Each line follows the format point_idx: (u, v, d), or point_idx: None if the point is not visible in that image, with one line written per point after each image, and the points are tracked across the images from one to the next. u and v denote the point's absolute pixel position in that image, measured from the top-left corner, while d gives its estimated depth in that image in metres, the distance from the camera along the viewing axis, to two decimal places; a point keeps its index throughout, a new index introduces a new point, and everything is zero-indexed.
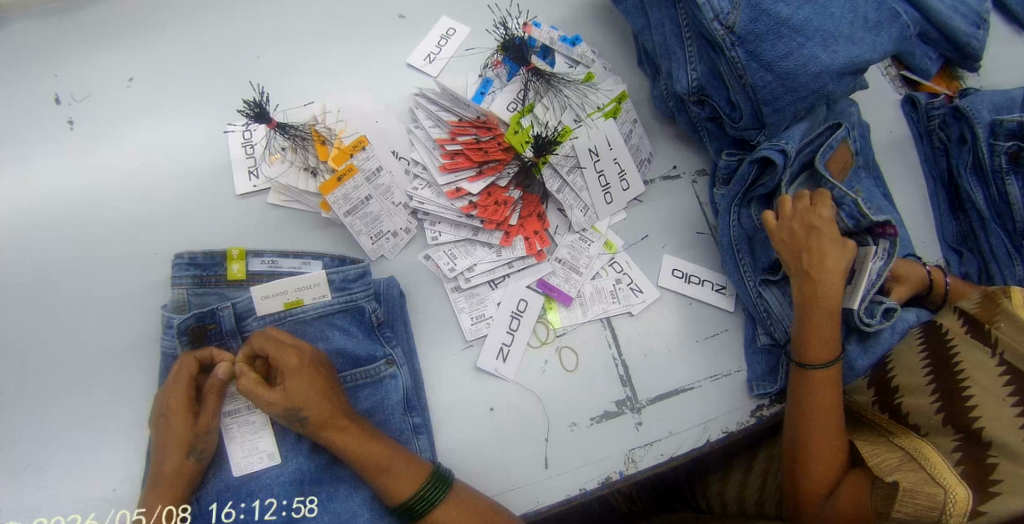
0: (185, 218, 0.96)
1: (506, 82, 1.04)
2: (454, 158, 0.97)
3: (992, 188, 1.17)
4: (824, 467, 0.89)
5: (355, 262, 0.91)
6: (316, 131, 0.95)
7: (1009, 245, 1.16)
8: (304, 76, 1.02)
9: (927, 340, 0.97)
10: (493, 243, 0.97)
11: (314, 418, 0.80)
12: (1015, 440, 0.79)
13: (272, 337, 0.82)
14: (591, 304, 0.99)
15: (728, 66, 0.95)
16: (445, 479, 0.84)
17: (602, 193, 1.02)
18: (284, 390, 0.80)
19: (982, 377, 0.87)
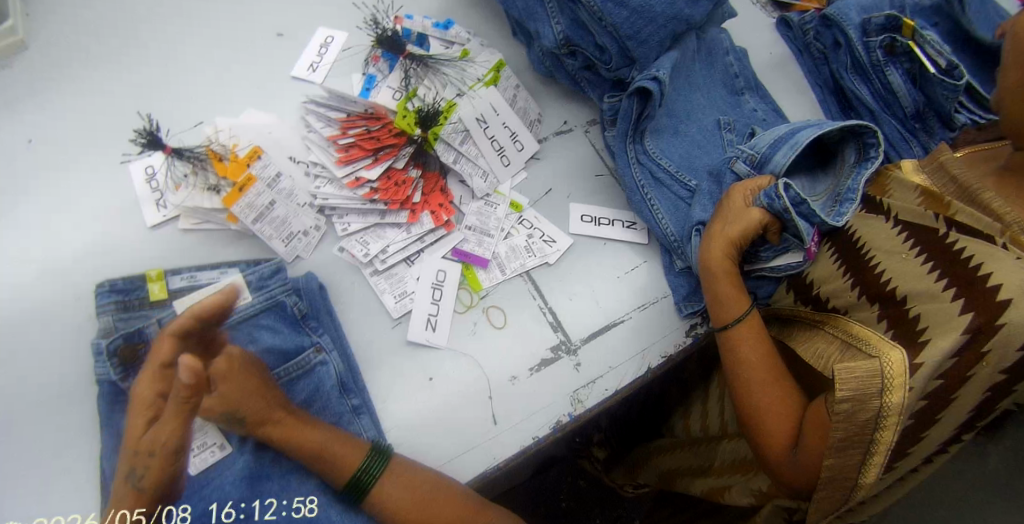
0: (107, 258, 1.01)
1: (388, 73, 1.09)
2: (348, 150, 1.01)
3: (877, 83, 1.23)
4: (779, 418, 0.86)
5: (270, 261, 0.95)
6: (211, 151, 0.99)
7: (902, 130, 1.22)
8: (195, 104, 1.06)
9: (832, 239, 0.99)
10: (401, 222, 1.01)
11: (257, 414, 0.84)
12: (928, 287, 0.82)
13: (201, 342, 0.85)
14: (509, 263, 1.03)
15: (589, 12, 0.99)
16: (384, 453, 0.87)
17: (499, 158, 1.06)
18: (220, 396, 0.83)
19: (886, 247, 0.90)
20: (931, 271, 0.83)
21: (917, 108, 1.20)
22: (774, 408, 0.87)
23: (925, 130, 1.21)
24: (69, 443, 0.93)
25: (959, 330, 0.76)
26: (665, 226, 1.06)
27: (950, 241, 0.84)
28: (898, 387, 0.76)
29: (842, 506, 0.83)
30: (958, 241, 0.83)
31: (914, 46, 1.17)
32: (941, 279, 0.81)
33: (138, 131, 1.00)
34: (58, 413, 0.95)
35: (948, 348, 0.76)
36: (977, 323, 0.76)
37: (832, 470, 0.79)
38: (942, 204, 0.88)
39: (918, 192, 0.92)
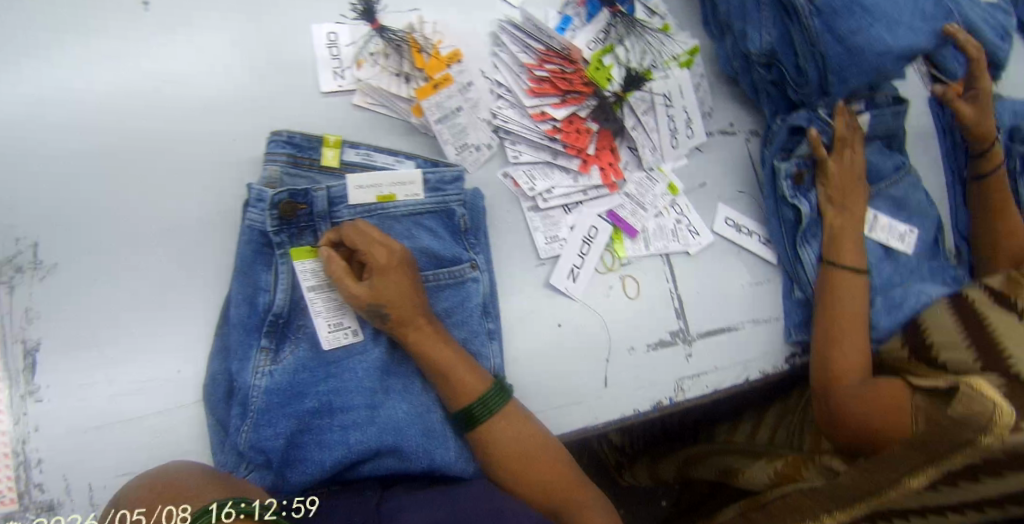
0: (269, 112, 0.98)
1: (586, 21, 1.08)
2: (540, 84, 1.01)
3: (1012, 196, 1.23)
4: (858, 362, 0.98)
5: (449, 165, 0.94)
6: (413, 39, 0.97)
7: None
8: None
9: (956, 309, 1.02)
10: (572, 169, 1.01)
11: (403, 311, 0.84)
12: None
13: (365, 232, 0.84)
14: (654, 240, 1.05)
15: (803, 32, 1.02)
16: (503, 392, 0.85)
17: (670, 138, 1.07)
18: (371, 286, 0.83)
19: (1014, 336, 0.90)
20: None
21: None
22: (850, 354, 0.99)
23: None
24: (192, 283, 0.92)
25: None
26: (796, 248, 1.09)
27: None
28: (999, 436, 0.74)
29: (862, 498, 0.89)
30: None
31: None
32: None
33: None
34: (188, 251, 0.93)
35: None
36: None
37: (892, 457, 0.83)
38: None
39: None
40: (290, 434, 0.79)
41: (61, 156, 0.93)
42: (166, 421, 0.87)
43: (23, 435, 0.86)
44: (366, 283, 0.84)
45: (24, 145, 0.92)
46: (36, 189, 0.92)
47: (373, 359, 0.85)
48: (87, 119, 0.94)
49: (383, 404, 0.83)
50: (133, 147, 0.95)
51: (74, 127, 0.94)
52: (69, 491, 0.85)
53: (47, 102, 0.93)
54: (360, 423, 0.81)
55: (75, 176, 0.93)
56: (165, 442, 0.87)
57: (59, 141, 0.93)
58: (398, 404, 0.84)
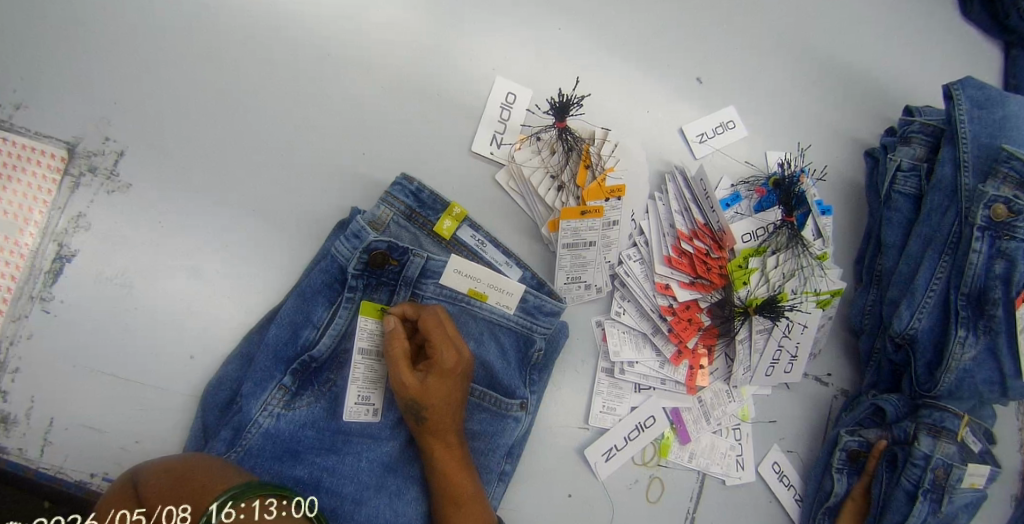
0: (413, 141, 0.91)
1: (752, 209, 1.03)
2: (680, 256, 0.94)
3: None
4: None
5: (551, 295, 0.85)
6: (588, 154, 0.90)
7: None
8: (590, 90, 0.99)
9: None
10: (663, 353, 0.94)
11: (438, 423, 0.78)
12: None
13: (440, 325, 0.77)
14: (699, 455, 0.97)
15: (960, 338, 0.96)
16: None
17: (768, 365, 0.99)
18: (423, 383, 0.76)
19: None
20: None
21: None
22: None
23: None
24: (251, 272, 0.85)
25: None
26: None
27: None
28: None
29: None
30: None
31: None
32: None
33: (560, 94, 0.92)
34: (263, 237, 0.86)
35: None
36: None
37: None
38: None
39: None
40: None
41: (196, 80, 0.86)
42: (160, 398, 0.82)
43: (13, 335, 0.80)
44: (420, 376, 0.77)
45: (171, 57, 0.86)
46: (156, 102, 0.86)
47: (382, 451, 0.79)
48: (241, 57, 0.87)
49: (369, 502, 0.78)
50: (267, 107, 0.88)
51: (224, 59, 0.87)
52: (29, 413, 0.79)
53: (215, 25, 0.87)
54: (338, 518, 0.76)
55: (198, 105, 0.86)
56: (149, 418, 0.81)
57: (204, 65, 0.87)
58: (382, 507, 0.78)
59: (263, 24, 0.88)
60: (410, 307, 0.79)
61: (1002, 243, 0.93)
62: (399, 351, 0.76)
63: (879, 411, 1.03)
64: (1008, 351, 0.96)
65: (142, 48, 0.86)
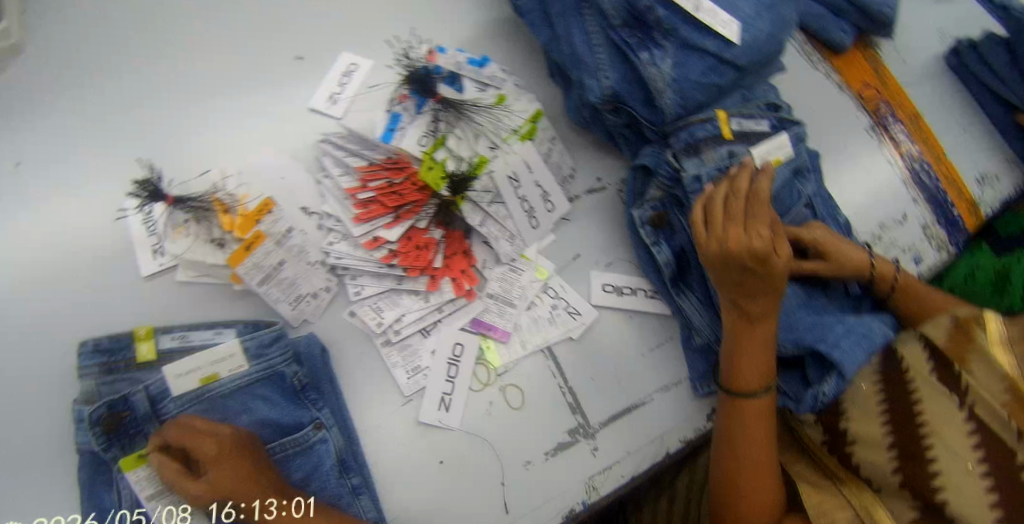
0: (97, 308, 0.88)
1: (415, 114, 0.98)
2: (367, 207, 0.92)
3: (917, 193, 1.21)
4: (761, 487, 0.80)
5: (269, 325, 0.88)
6: (217, 200, 0.89)
7: (943, 220, 1.22)
8: (218, 137, 0.95)
9: (886, 378, 0.83)
10: (419, 289, 0.93)
11: (243, 503, 0.76)
12: (983, 517, 0.69)
13: (189, 425, 0.79)
14: (530, 336, 0.96)
15: (647, 59, 0.91)
16: None
17: (528, 220, 0.98)
18: (209, 481, 0.77)
19: (951, 437, 0.74)
20: (975, 437, 0.73)
21: (955, 199, 1.23)
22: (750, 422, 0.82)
23: (945, 234, 1.21)
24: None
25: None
26: (686, 306, 0.98)
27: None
28: None
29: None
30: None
31: (940, 142, 1.25)
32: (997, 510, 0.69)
33: (137, 181, 0.90)
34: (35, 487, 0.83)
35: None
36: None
37: None
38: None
39: (1003, 386, 0.74)
40: None
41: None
42: None
43: None
44: (204, 478, 0.77)
45: None
46: None
47: None
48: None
49: None
50: None
51: None
52: None
53: None
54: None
55: None
56: None
57: None
58: None
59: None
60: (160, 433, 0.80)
61: None
62: (173, 469, 0.78)
63: (645, 169, 1.00)
64: (699, 35, 0.91)
65: None
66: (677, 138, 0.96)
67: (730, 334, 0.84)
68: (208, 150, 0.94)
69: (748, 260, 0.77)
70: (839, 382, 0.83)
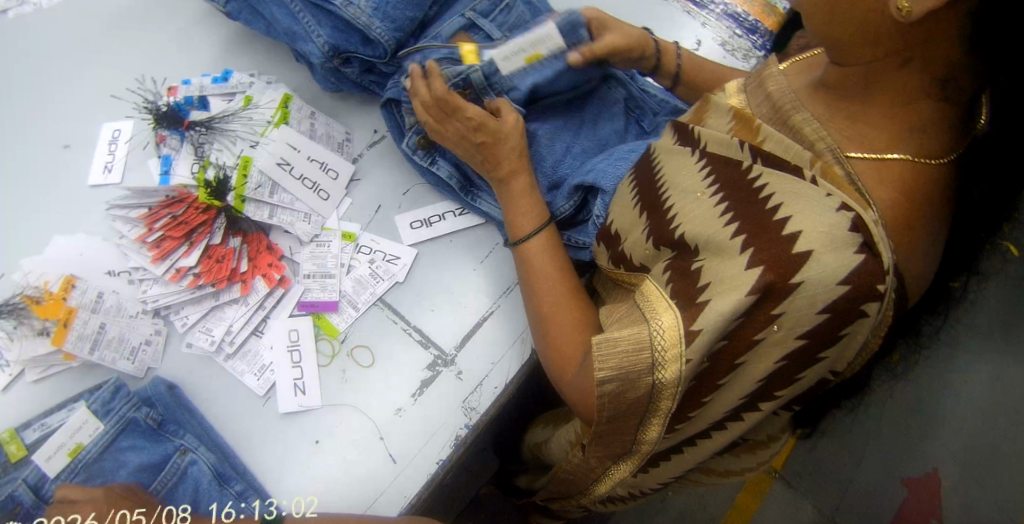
0: None
1: (179, 145, 1.04)
2: (161, 245, 0.98)
3: (704, 14, 1.19)
4: (570, 342, 0.81)
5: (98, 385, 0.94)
6: (27, 296, 0.96)
7: (740, 31, 1.18)
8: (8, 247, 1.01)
9: (638, 174, 0.85)
10: (237, 296, 0.97)
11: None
12: (715, 228, 0.69)
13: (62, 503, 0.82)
14: (359, 296, 0.99)
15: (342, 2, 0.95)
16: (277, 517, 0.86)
17: (315, 194, 1.01)
18: None
19: (685, 183, 0.76)
20: (708, 182, 0.73)
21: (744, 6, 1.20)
22: (541, 285, 0.86)
23: (746, 41, 1.17)
24: None
25: (742, 290, 0.64)
26: (486, 207, 1.00)
27: (751, 174, 0.70)
28: (668, 357, 0.67)
29: (648, 412, 0.73)
30: (759, 175, 0.69)
31: None
32: (731, 223, 0.68)
33: None
34: None
35: (731, 312, 0.65)
36: (765, 281, 0.63)
37: (616, 382, 0.70)
38: (749, 130, 0.76)
39: (729, 115, 0.80)
40: None
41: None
42: None
43: None
44: None
45: None
46: None
47: None
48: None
49: None
50: None
51: None
52: None
53: None
54: None
55: None
56: None
57: None
58: None
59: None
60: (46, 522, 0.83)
61: None
62: None
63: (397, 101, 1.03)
64: None
65: None
66: (407, 67, 1.00)
67: (507, 196, 0.91)
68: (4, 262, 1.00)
69: (469, 130, 0.91)
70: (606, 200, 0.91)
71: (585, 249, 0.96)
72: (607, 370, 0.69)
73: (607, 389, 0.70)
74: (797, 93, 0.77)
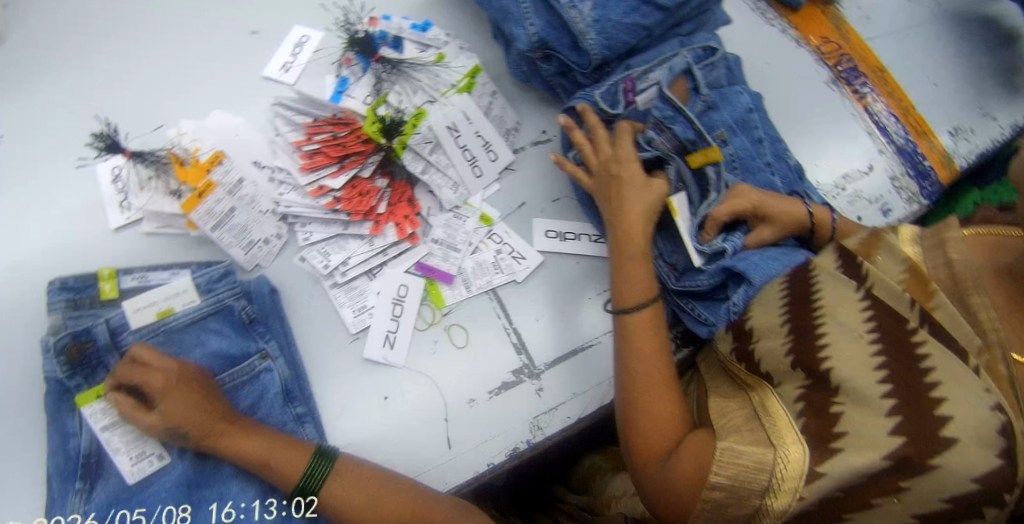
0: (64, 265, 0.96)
1: (361, 74, 1.04)
2: (313, 157, 0.98)
3: (886, 142, 1.21)
4: (661, 434, 0.79)
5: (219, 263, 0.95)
6: (173, 154, 0.97)
7: (912, 170, 1.21)
8: (170, 101, 1.02)
9: (791, 283, 0.85)
10: (365, 233, 0.98)
11: (199, 427, 0.81)
12: (867, 380, 0.71)
13: (133, 364, 0.83)
14: (475, 279, 0.99)
15: (568, 3, 0.96)
16: (326, 455, 0.82)
17: (471, 168, 1.01)
18: (162, 412, 0.81)
19: (843, 317, 0.77)
20: (870, 326, 0.74)
21: (923, 148, 1.23)
22: (645, 360, 0.83)
23: (914, 184, 1.21)
24: (16, 459, 0.92)
25: (880, 452, 0.67)
26: None
27: (914, 336, 0.71)
28: (784, 487, 0.71)
29: None
30: (924, 341, 0.70)
31: (905, 95, 1.25)
32: (885, 382, 0.70)
33: (98, 133, 0.97)
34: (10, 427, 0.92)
35: (862, 469, 0.68)
36: (903, 453, 0.66)
37: (723, 492, 0.73)
38: (924, 291, 0.76)
39: (904, 265, 0.80)
40: None
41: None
42: None
43: None
44: (157, 410, 0.82)
45: None
46: None
47: (175, 481, 0.87)
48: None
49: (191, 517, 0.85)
50: None
51: None
52: None
53: None
54: (289, 515, 0.86)
55: None
56: None
57: None
58: (207, 514, 0.85)
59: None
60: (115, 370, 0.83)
61: None
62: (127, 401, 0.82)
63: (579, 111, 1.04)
64: None
65: None
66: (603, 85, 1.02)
67: (623, 248, 0.88)
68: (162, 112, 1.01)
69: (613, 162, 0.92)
70: (748, 290, 0.88)
71: (705, 325, 0.93)
72: (723, 477, 0.72)
73: (713, 497, 0.73)
74: (981, 271, 0.77)
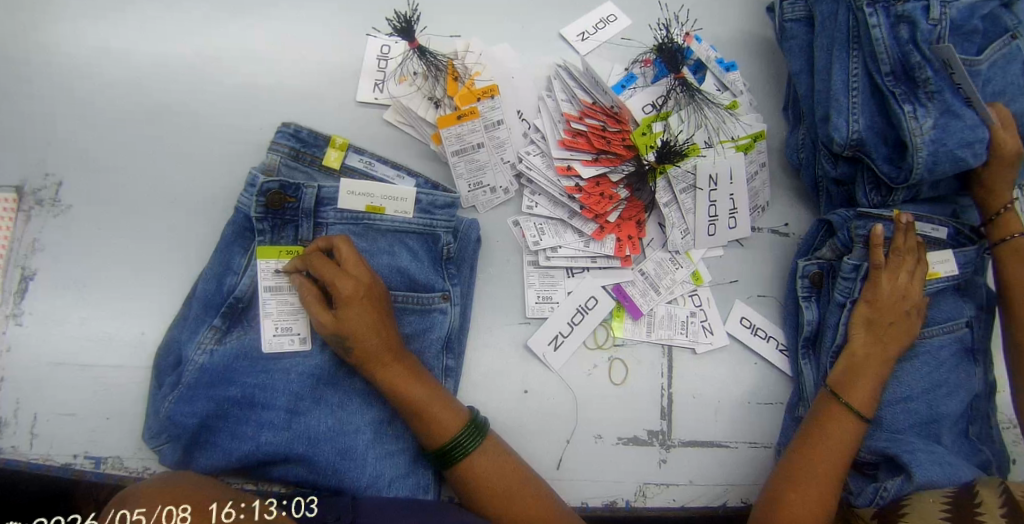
0: (304, 117, 0.97)
1: (650, 83, 1.00)
2: (575, 137, 0.93)
3: None
4: None
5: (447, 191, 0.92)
6: (452, 66, 0.94)
7: None
8: (465, 14, 0.99)
9: (955, 503, 0.81)
10: (585, 232, 0.94)
11: (369, 346, 0.79)
12: None
13: (328, 265, 0.79)
14: (659, 327, 0.95)
15: (907, 114, 0.88)
16: (480, 428, 0.82)
17: (707, 225, 0.97)
18: (338, 316, 0.78)
19: None
20: None
21: None
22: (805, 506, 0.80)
23: None
24: (179, 260, 0.94)
25: None
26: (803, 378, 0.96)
27: None
28: None
29: None
30: None
31: None
32: None
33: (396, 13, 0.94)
34: (185, 230, 0.94)
35: None
36: None
37: None
38: None
39: None
40: (205, 416, 0.80)
41: (99, 100, 0.95)
42: (118, 373, 0.90)
43: None
44: (334, 311, 0.79)
45: (80, 83, 0.95)
46: (83, 130, 0.94)
47: (303, 372, 0.83)
48: (134, 76, 0.96)
49: (303, 413, 0.82)
50: (173, 115, 0.96)
51: (133, 87, 0.96)
52: (16, 413, 0.88)
53: (119, 61, 0.96)
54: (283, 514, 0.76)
55: (120, 127, 0.95)
56: (116, 394, 0.90)
57: (112, 97, 0.95)
58: (321, 417, 0.83)
59: (139, 39, 0.96)
60: (312, 257, 0.81)
61: (897, 8, 0.87)
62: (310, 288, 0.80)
63: (831, 227, 0.99)
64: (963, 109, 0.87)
65: (56, 94, 0.94)
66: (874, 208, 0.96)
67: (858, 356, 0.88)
68: (452, 20, 0.99)
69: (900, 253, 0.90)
70: (903, 483, 0.86)
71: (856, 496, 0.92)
72: None
73: None
74: None
